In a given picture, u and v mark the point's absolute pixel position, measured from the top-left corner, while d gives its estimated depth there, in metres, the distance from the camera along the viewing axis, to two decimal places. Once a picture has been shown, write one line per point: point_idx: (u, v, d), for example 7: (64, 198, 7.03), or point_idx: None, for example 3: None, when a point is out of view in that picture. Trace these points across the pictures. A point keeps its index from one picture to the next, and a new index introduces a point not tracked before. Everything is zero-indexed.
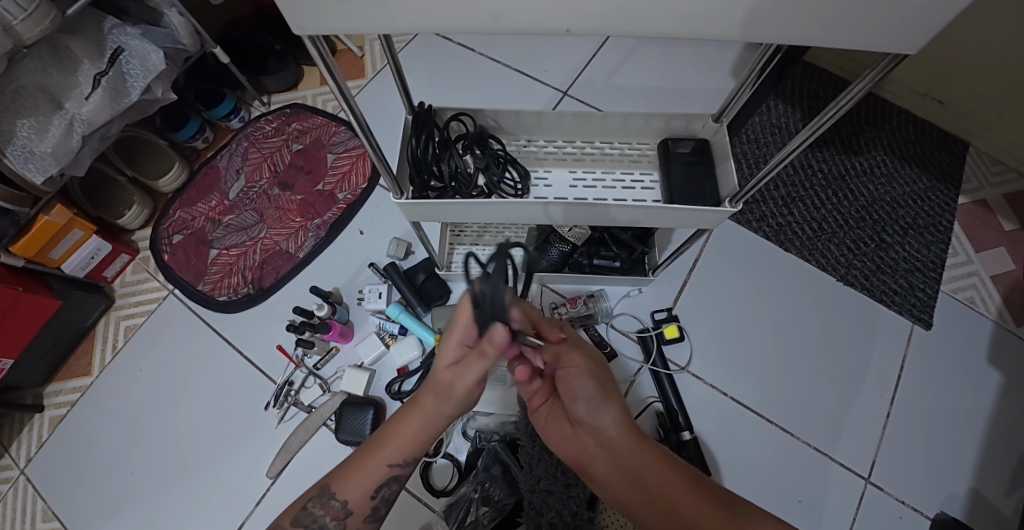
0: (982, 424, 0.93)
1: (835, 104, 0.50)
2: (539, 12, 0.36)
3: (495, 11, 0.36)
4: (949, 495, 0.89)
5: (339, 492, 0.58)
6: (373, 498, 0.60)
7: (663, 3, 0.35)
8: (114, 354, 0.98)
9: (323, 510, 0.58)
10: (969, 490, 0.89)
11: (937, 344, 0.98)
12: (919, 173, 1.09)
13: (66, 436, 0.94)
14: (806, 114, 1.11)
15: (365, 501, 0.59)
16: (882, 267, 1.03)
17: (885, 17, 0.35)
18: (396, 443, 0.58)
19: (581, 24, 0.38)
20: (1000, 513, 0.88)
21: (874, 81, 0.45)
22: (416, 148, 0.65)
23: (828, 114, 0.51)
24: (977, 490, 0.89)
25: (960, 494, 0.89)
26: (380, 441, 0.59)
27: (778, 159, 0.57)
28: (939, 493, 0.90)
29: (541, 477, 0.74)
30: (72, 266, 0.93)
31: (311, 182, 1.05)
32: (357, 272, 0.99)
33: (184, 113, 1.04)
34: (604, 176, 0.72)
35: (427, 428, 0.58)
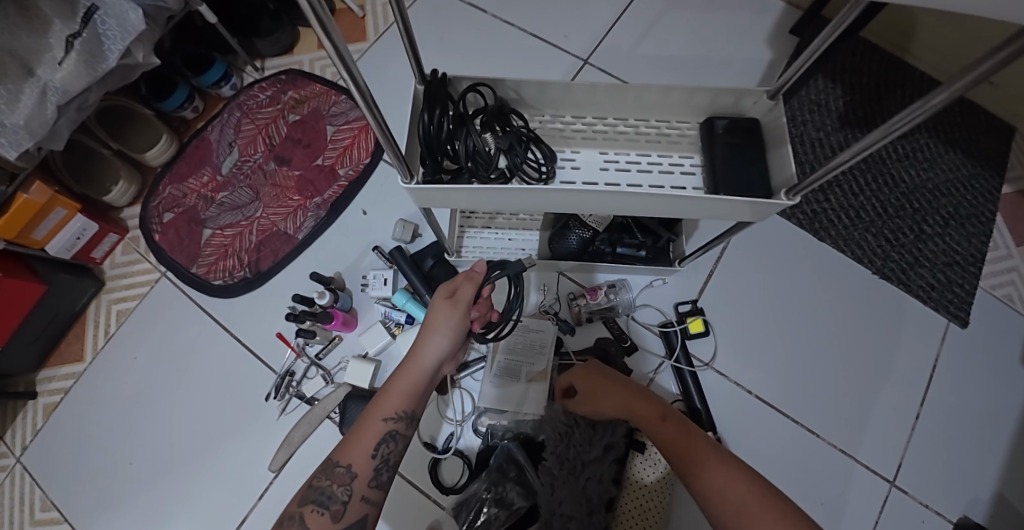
0: (1013, 427, 0.88)
1: (902, 115, 0.41)
2: None
3: None
4: (973, 500, 0.85)
5: (343, 458, 0.56)
6: (374, 457, 0.57)
7: None
8: (106, 340, 0.93)
9: (328, 482, 0.55)
10: (993, 495, 0.85)
11: (973, 342, 0.92)
12: (963, 158, 0.99)
13: (61, 426, 0.91)
14: (849, 91, 1.01)
15: (366, 462, 0.56)
16: (920, 260, 0.95)
17: None
18: (391, 395, 0.59)
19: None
20: None
21: (956, 94, 0.36)
22: (428, 124, 0.56)
23: (887, 131, 0.42)
24: (1002, 495, 0.85)
25: (985, 498, 0.85)
26: (377, 401, 0.60)
27: (825, 169, 0.48)
28: (963, 497, 0.85)
29: (564, 501, 0.69)
30: (57, 247, 0.87)
31: (310, 157, 0.97)
32: (362, 255, 0.92)
33: (171, 81, 0.96)
34: (639, 159, 0.65)
35: (424, 372, 0.61)
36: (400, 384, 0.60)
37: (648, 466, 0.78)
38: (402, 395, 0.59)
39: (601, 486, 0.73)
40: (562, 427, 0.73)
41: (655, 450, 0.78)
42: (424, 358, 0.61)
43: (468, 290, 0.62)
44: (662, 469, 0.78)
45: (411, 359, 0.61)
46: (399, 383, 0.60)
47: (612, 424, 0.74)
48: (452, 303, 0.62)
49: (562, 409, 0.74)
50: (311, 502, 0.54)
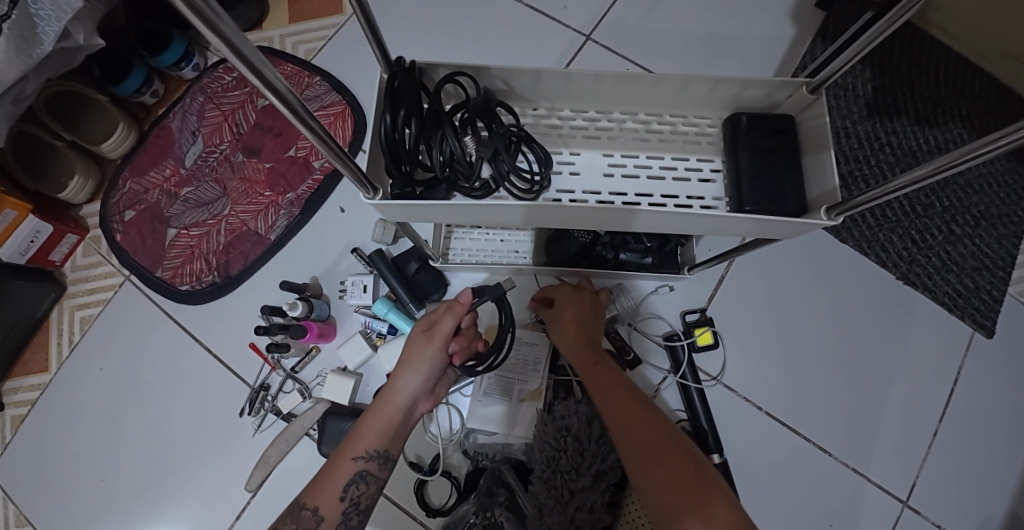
0: None
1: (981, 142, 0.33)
2: None
3: None
4: (986, 519, 0.80)
5: (311, 500, 0.50)
6: (345, 499, 0.51)
7: None
8: (71, 349, 0.87)
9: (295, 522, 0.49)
10: (1006, 512, 0.80)
11: (999, 352, 0.84)
12: (997, 150, 0.90)
13: (30, 439, 0.87)
14: (878, 73, 0.90)
15: (337, 505, 0.51)
16: (947, 263, 0.87)
17: None
18: (367, 431, 0.54)
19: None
20: None
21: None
22: (391, 129, 0.45)
23: (956, 157, 0.35)
24: (1015, 513, 0.80)
25: (998, 516, 0.80)
26: (349, 439, 0.54)
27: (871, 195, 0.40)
28: (975, 515, 0.80)
29: (550, 528, 0.61)
30: (9, 252, 0.79)
31: (281, 147, 0.88)
32: (340, 258, 0.84)
33: (126, 62, 0.87)
34: (649, 162, 0.55)
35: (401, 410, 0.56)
36: (374, 420, 0.55)
37: None
38: (377, 429, 0.54)
39: (593, 515, 0.64)
40: (549, 451, 0.65)
41: None
42: (400, 392, 0.56)
43: (447, 324, 0.57)
44: None
45: (386, 391, 0.56)
46: (372, 419, 0.55)
47: (604, 447, 0.65)
48: (428, 336, 0.58)
49: (550, 430, 0.66)
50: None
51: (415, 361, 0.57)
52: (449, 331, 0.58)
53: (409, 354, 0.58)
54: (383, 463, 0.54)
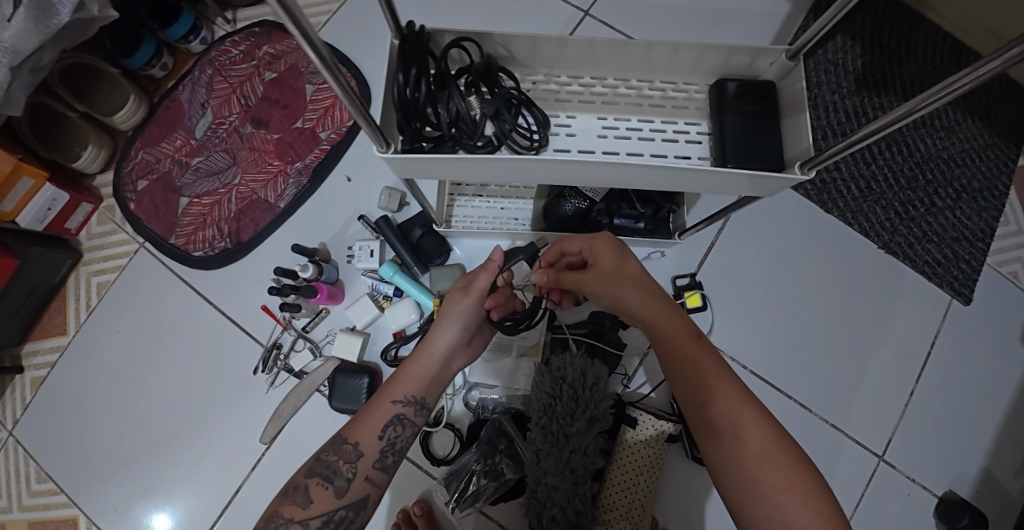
0: (1006, 404, 0.87)
1: (945, 85, 0.37)
2: None
3: None
4: (960, 475, 0.85)
5: (351, 435, 0.56)
6: (382, 438, 0.57)
7: None
8: (89, 313, 0.91)
9: (337, 456, 0.55)
10: (979, 470, 0.85)
11: (974, 319, 0.89)
12: (980, 127, 0.93)
13: (50, 399, 0.91)
14: (868, 50, 0.93)
15: (374, 443, 0.56)
16: (928, 234, 0.91)
17: None
18: (404, 379, 0.58)
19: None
20: (1009, 495, 0.84)
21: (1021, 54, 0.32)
22: (404, 86, 0.49)
23: (924, 102, 0.39)
24: (987, 470, 0.85)
25: (971, 473, 0.85)
26: (386, 385, 0.59)
27: (853, 140, 0.45)
28: (950, 471, 0.85)
29: (548, 471, 0.68)
30: (28, 219, 0.83)
31: (289, 118, 0.92)
32: (347, 224, 0.88)
33: (137, 34, 0.89)
34: (640, 125, 0.60)
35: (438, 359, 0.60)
36: (411, 371, 0.59)
37: (640, 443, 0.76)
38: (415, 377, 0.59)
39: (587, 458, 0.70)
40: (546, 399, 0.70)
41: (647, 426, 0.76)
42: (437, 345, 0.60)
43: (482, 281, 0.60)
44: (659, 447, 0.76)
45: (424, 344, 0.60)
46: (410, 368, 0.59)
47: (598, 396, 0.70)
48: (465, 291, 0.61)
49: (547, 380, 0.70)
50: (316, 475, 0.54)
51: (452, 316, 0.60)
52: (484, 288, 0.60)
53: (448, 309, 0.61)
54: (421, 410, 0.59)
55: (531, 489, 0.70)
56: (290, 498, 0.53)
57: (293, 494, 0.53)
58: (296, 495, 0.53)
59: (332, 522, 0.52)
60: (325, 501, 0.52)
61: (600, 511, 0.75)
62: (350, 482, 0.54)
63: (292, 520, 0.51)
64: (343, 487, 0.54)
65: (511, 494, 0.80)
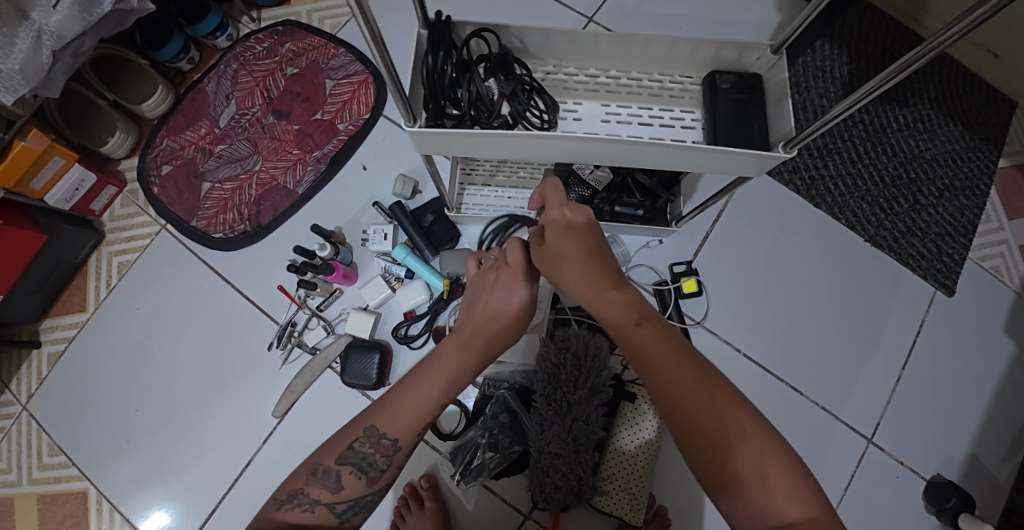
0: (989, 392, 0.92)
1: (900, 62, 0.44)
2: None
3: None
4: (947, 459, 0.90)
5: (390, 431, 0.53)
6: (420, 436, 0.55)
7: None
8: (109, 291, 0.95)
9: (372, 449, 0.54)
10: (966, 455, 0.90)
11: (956, 310, 0.95)
12: (962, 130, 1.00)
13: (65, 374, 0.93)
14: (854, 58, 1.00)
15: (411, 439, 0.54)
16: (912, 229, 0.97)
17: None
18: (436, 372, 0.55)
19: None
20: (994, 479, 0.89)
21: (971, 26, 0.37)
22: (431, 68, 0.54)
23: (893, 74, 0.45)
24: (974, 455, 0.90)
25: (958, 458, 0.90)
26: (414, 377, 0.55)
27: (834, 113, 0.50)
28: (937, 456, 0.90)
29: (552, 440, 0.72)
30: (57, 197, 0.87)
31: (309, 110, 0.97)
32: (361, 211, 0.93)
33: (166, 30, 0.94)
34: (640, 112, 0.66)
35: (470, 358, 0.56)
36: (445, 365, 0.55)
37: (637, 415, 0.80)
38: (444, 370, 0.55)
39: (589, 427, 0.73)
40: (550, 369, 0.73)
41: (644, 401, 0.81)
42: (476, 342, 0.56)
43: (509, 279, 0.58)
44: (654, 421, 0.81)
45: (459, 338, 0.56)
46: (443, 362, 0.55)
47: (600, 366, 0.74)
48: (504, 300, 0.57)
49: (552, 348, 0.74)
50: (348, 463, 0.53)
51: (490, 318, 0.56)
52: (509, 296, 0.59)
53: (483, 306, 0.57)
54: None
55: (536, 458, 0.75)
56: (318, 479, 0.53)
57: (321, 478, 0.53)
58: (326, 479, 0.53)
59: (360, 505, 0.54)
60: (356, 488, 0.54)
61: (600, 480, 0.78)
62: (383, 473, 0.54)
63: (319, 501, 0.52)
64: (375, 477, 0.54)
65: (513, 467, 0.82)
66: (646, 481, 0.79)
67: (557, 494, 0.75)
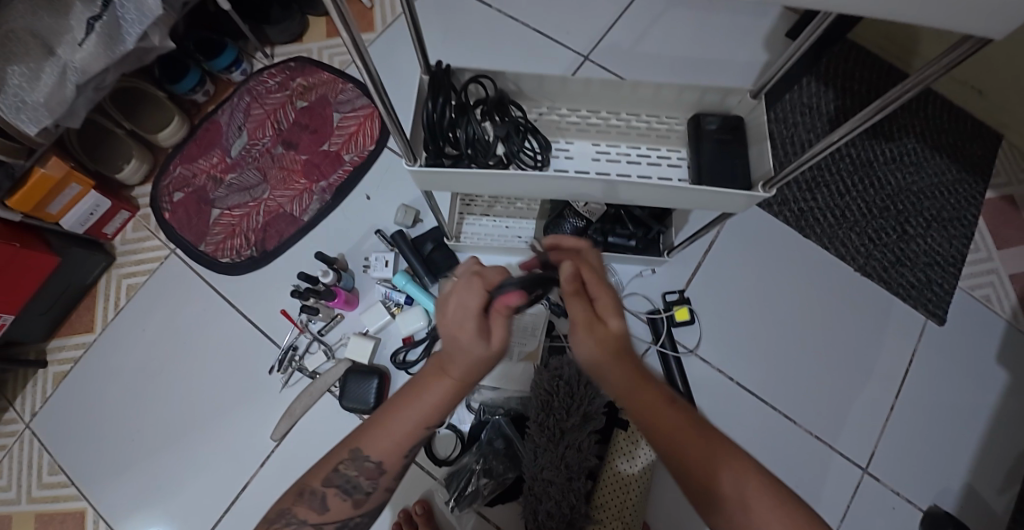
0: (983, 421, 0.93)
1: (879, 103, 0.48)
2: None
3: None
4: (943, 490, 0.90)
5: (372, 453, 0.52)
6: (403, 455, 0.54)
7: None
8: (116, 312, 0.98)
9: (356, 471, 0.53)
10: (962, 486, 0.90)
11: (947, 339, 0.97)
12: (948, 163, 1.04)
13: (70, 393, 0.95)
14: (840, 95, 1.05)
15: (398, 461, 0.53)
16: (901, 259, 1.00)
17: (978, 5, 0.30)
18: (421, 403, 0.50)
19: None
20: (990, 509, 0.89)
21: (944, 68, 0.41)
22: (431, 111, 0.58)
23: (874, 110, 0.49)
24: (971, 486, 0.90)
25: (954, 489, 0.90)
26: (400, 398, 0.52)
27: (818, 149, 0.54)
28: (933, 486, 0.90)
29: (545, 467, 0.73)
30: (71, 221, 0.90)
31: (316, 142, 1.02)
32: (364, 238, 0.97)
33: (184, 65, 0.99)
34: (629, 151, 0.70)
35: (457, 387, 0.50)
36: (428, 394, 0.50)
37: (630, 442, 0.82)
38: (424, 404, 0.50)
39: (581, 455, 0.75)
40: (544, 396, 0.76)
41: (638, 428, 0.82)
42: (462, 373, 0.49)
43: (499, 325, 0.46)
44: (649, 449, 0.81)
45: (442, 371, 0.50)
46: (425, 394, 0.50)
47: (591, 394, 0.76)
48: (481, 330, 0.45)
49: (546, 376, 0.77)
50: (334, 485, 0.53)
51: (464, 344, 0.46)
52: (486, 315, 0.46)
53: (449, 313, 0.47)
54: None
55: (529, 486, 0.75)
56: (306, 500, 0.53)
57: (309, 498, 0.53)
58: (312, 498, 0.53)
59: (348, 526, 0.54)
60: (341, 509, 0.53)
61: (593, 509, 0.79)
62: (368, 495, 0.54)
63: (305, 521, 0.52)
64: (361, 499, 0.54)
65: (508, 493, 0.83)
66: (639, 509, 0.79)
67: (549, 524, 0.72)
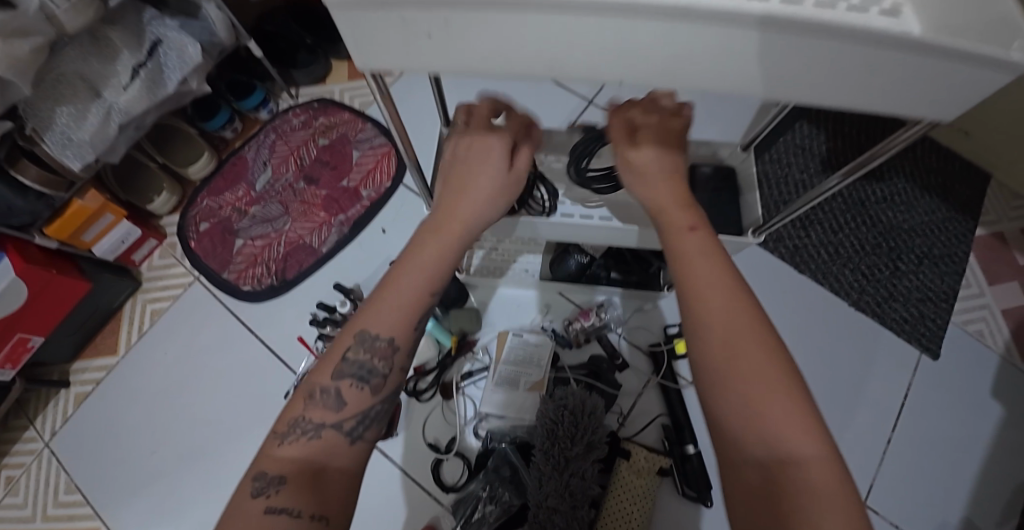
0: (980, 454, 0.95)
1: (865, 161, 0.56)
2: (592, 72, 0.37)
3: (553, 63, 0.36)
4: (943, 523, 0.92)
5: (330, 379, 0.46)
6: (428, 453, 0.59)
7: (706, 79, 0.36)
8: (139, 336, 1.02)
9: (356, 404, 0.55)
10: (961, 519, 0.92)
11: (942, 373, 1.00)
12: (938, 202, 1.09)
13: (91, 413, 0.99)
14: (832, 138, 1.11)
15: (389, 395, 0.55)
16: (894, 294, 1.04)
17: (933, 94, 0.35)
18: (386, 306, 0.46)
19: (634, 77, 0.37)
20: None
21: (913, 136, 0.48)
22: None
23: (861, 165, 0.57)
24: (969, 519, 0.92)
25: (953, 522, 0.92)
26: (361, 313, 0.47)
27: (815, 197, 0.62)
28: (932, 520, 0.92)
29: (550, 495, 0.75)
30: (103, 248, 0.96)
31: (336, 178, 1.08)
32: (378, 270, 1.01)
33: (216, 104, 1.06)
34: None
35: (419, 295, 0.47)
36: (392, 295, 0.46)
37: (634, 474, 0.84)
38: (393, 306, 0.46)
39: (585, 483, 0.77)
40: (549, 424, 0.79)
41: (640, 458, 0.85)
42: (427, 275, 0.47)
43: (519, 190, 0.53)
44: (650, 478, 0.84)
45: (405, 266, 0.47)
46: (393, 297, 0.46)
47: (595, 423, 0.80)
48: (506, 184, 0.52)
49: (551, 406, 0.80)
50: None
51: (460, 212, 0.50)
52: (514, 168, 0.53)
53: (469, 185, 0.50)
54: None
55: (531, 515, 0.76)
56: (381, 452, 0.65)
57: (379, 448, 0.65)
58: None
59: None
60: None
61: None
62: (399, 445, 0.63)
63: None
64: None
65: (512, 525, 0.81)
66: None
67: None
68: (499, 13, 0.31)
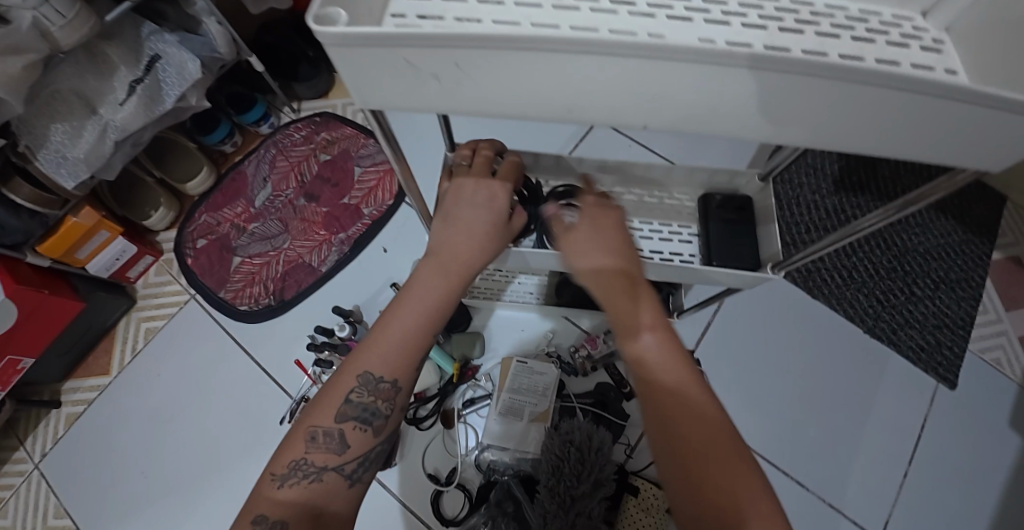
0: (999, 490, 0.92)
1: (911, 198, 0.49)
2: (610, 115, 0.34)
3: (570, 105, 0.33)
4: None
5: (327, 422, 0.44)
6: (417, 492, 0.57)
7: (731, 124, 0.34)
8: (133, 355, 1.00)
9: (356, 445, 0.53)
10: None
11: (959, 404, 0.96)
12: (954, 225, 1.06)
13: (82, 434, 0.96)
14: (844, 158, 1.08)
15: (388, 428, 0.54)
16: (909, 321, 1.01)
17: (977, 143, 0.32)
18: (382, 345, 0.43)
19: (658, 121, 0.34)
20: None
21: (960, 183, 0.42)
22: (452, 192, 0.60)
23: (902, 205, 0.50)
24: None
25: None
26: (356, 351, 0.44)
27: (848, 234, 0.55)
28: None
29: None
30: (97, 266, 0.93)
31: (337, 195, 1.05)
32: (379, 291, 0.99)
33: (215, 117, 1.03)
34: (642, 226, 0.71)
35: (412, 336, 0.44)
36: (390, 334, 0.43)
37: (641, 511, 0.81)
38: (387, 349, 0.43)
39: (591, 523, 0.73)
40: (555, 460, 0.76)
41: (648, 494, 0.82)
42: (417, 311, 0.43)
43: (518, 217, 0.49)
44: (659, 516, 0.81)
45: (400, 305, 0.44)
46: (387, 334, 0.44)
47: (603, 459, 0.77)
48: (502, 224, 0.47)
49: (557, 441, 0.77)
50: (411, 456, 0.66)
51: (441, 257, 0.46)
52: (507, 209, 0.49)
53: (462, 211, 0.46)
54: None
55: None
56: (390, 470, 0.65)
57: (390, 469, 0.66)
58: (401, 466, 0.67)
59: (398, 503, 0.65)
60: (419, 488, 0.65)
61: None
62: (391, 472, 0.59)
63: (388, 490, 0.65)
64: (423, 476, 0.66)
65: None
66: None
67: None
68: (512, 59, 0.29)
